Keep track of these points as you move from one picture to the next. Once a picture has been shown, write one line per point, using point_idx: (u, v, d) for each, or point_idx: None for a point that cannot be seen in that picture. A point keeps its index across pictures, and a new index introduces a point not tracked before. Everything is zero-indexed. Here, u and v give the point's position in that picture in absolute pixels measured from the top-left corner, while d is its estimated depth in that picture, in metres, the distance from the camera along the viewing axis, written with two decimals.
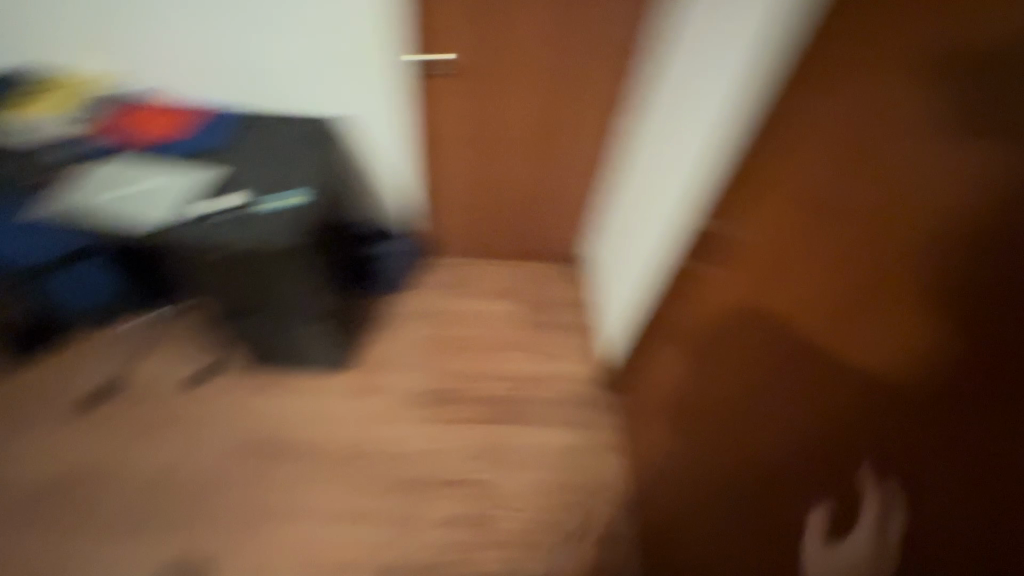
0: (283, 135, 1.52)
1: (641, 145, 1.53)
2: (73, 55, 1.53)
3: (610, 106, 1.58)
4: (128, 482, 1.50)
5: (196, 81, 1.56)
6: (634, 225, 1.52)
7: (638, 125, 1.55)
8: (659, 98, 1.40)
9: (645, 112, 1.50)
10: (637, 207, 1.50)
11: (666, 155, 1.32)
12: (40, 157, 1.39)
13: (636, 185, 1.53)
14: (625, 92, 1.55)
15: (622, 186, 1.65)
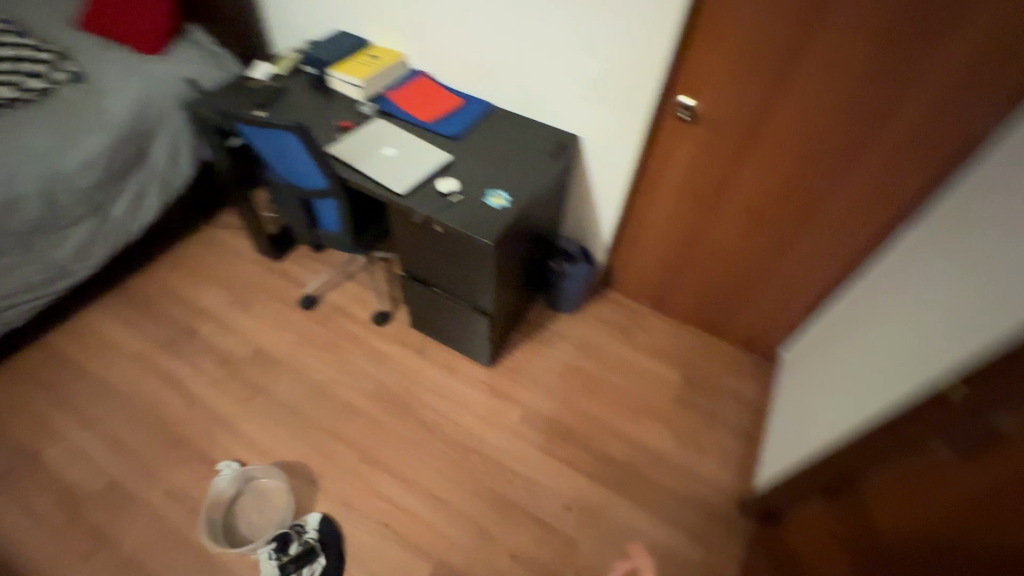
0: (512, 139, 1.58)
1: (886, 282, 1.35)
2: (362, 30, 1.75)
3: (864, 215, 1.37)
4: (288, 382, 1.73)
5: (453, 69, 1.68)
6: (843, 359, 1.38)
7: (898, 256, 1.35)
8: (933, 252, 1.19)
9: (912, 248, 1.30)
10: (854, 346, 1.35)
11: (911, 318, 1.15)
12: (320, 106, 1.63)
13: (861, 319, 1.38)
14: (887, 207, 1.34)
15: (848, 308, 1.50)
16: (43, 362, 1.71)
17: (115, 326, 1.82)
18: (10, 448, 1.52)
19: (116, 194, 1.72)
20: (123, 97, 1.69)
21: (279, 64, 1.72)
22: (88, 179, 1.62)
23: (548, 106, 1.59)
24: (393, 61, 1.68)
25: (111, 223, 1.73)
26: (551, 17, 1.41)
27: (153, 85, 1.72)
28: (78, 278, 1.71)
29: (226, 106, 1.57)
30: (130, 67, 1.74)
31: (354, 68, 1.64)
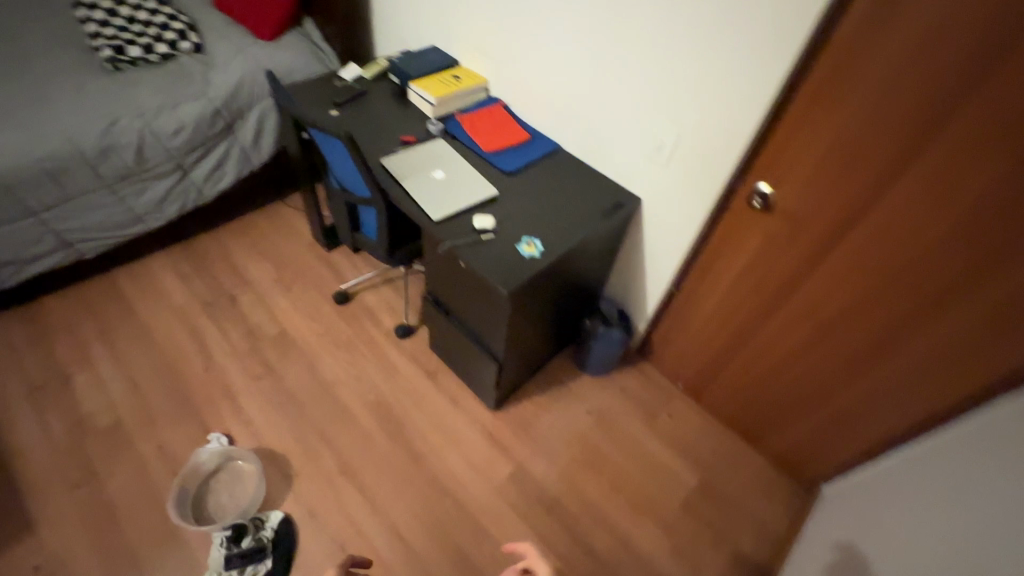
0: (569, 186, 1.50)
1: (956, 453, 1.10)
2: (454, 50, 1.76)
3: (945, 363, 1.15)
4: (299, 372, 1.76)
5: (528, 104, 1.63)
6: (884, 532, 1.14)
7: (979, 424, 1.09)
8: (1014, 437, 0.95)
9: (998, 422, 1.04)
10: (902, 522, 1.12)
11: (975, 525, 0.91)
12: (392, 115, 1.65)
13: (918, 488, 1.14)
14: (974, 361, 1.11)
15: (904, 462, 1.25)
16: (102, 294, 1.86)
17: (170, 277, 1.96)
18: (49, 366, 1.66)
19: (199, 159, 1.84)
20: (227, 75, 1.82)
21: (367, 68, 1.77)
22: (178, 142, 1.76)
23: (615, 160, 1.49)
24: (472, 85, 1.67)
25: (189, 184, 1.86)
26: (633, 74, 1.31)
27: (255, 68, 1.84)
28: (150, 226, 1.85)
29: (307, 100, 1.64)
30: (242, 48, 1.87)
31: (432, 85, 1.64)
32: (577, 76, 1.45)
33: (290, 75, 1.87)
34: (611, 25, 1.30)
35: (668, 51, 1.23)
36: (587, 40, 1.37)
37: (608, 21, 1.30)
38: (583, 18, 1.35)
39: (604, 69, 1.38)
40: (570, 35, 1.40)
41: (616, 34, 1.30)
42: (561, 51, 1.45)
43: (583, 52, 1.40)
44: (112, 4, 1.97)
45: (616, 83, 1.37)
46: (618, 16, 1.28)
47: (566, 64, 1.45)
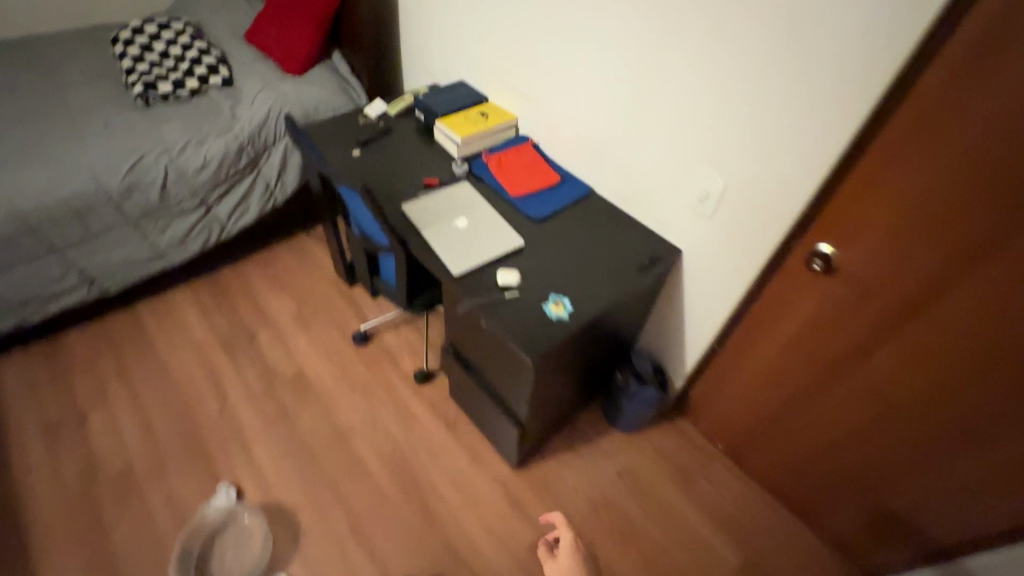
0: (602, 234, 1.39)
1: None
2: (484, 86, 1.69)
3: None
4: (313, 417, 1.68)
5: (561, 144, 1.53)
6: None
7: None
8: None
9: None
10: None
11: None
12: (416, 155, 1.57)
13: None
14: None
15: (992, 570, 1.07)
16: (124, 329, 1.85)
17: (192, 312, 1.93)
18: (68, 404, 1.64)
19: (223, 195, 1.82)
20: (254, 110, 1.79)
21: (394, 105, 1.71)
22: (202, 178, 1.74)
23: (654, 207, 1.37)
24: (500, 123, 1.58)
25: (212, 219, 1.84)
26: (678, 116, 1.20)
27: (281, 103, 1.80)
28: (172, 261, 1.83)
29: (330, 139, 1.58)
30: (269, 83, 1.84)
31: (458, 124, 1.56)
32: (614, 117, 1.34)
33: (315, 110, 1.83)
34: (653, 65, 1.19)
35: (717, 95, 1.10)
36: (626, 81, 1.26)
37: (650, 61, 1.19)
38: (622, 57, 1.24)
39: (644, 111, 1.26)
40: (607, 74, 1.30)
41: (658, 75, 1.19)
42: (598, 91, 1.34)
43: (621, 92, 1.29)
44: (147, 39, 1.98)
45: (657, 127, 1.25)
46: (661, 56, 1.16)
47: (603, 104, 1.35)
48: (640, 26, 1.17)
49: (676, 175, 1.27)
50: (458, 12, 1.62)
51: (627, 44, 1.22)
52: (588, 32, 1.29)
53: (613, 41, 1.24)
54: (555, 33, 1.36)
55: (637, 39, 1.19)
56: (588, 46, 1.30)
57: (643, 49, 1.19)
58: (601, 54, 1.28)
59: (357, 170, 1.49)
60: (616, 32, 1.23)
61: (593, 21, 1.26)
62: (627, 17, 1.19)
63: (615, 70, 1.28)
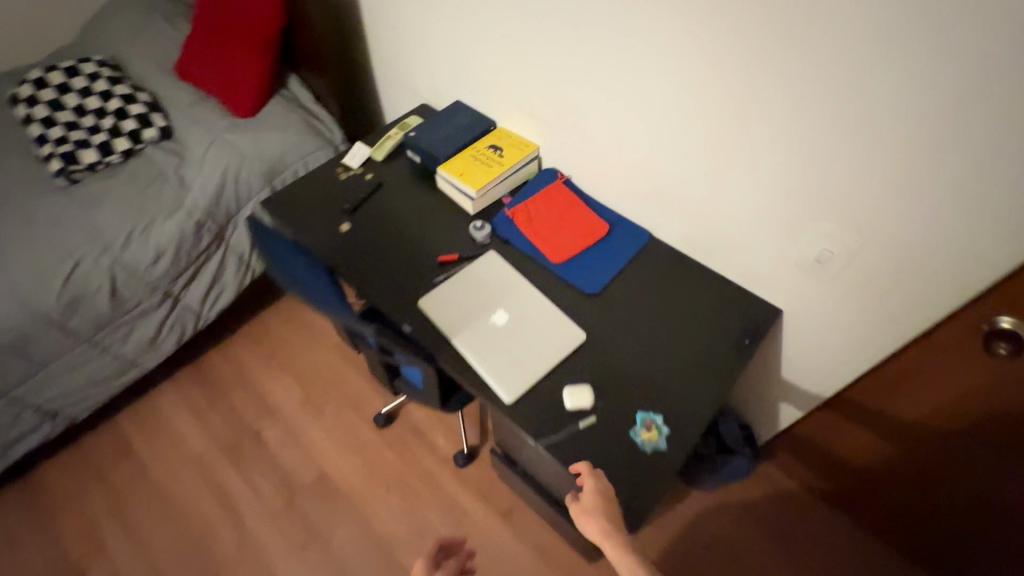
0: (679, 298, 1.08)
1: None
2: (490, 108, 1.32)
3: None
4: (348, 532, 1.45)
5: (603, 181, 1.19)
6: None
7: None
8: None
9: None
10: None
11: None
12: (421, 216, 1.23)
13: None
14: None
15: None
16: (106, 452, 1.58)
17: (182, 415, 1.65)
18: (60, 562, 1.40)
19: (190, 280, 1.50)
20: (205, 174, 1.43)
21: (379, 146, 1.34)
22: (159, 270, 1.41)
23: (743, 262, 1.05)
24: (519, 160, 1.24)
25: (182, 310, 1.52)
26: (782, 156, 0.87)
27: (237, 160, 1.43)
28: (147, 367, 1.53)
29: (308, 211, 1.24)
30: (217, 134, 1.47)
31: (466, 170, 1.22)
32: (681, 155, 1.00)
33: (281, 162, 1.47)
34: (747, 90, 0.85)
35: (854, 132, 0.78)
36: (702, 109, 0.92)
37: (742, 84, 0.85)
38: (696, 78, 0.89)
39: (729, 147, 0.92)
40: (670, 100, 0.94)
41: (755, 103, 0.85)
42: (656, 120, 0.99)
43: (694, 124, 0.94)
44: (54, 92, 1.57)
45: (749, 168, 0.92)
46: (762, 77, 0.82)
47: (663, 136, 1.00)
48: (727, 36, 0.82)
49: (777, 228, 0.95)
50: (446, 18, 1.23)
51: (704, 61, 0.87)
52: (640, 44, 0.92)
53: (680, 57, 0.89)
54: (590, 46, 0.99)
55: (720, 53, 0.84)
56: (640, 61, 0.94)
57: (730, 67, 0.84)
58: (661, 72, 0.92)
59: (351, 254, 1.16)
60: (686, 44, 0.87)
61: (648, 29, 0.90)
62: (705, 22, 0.83)
63: (683, 95, 0.92)
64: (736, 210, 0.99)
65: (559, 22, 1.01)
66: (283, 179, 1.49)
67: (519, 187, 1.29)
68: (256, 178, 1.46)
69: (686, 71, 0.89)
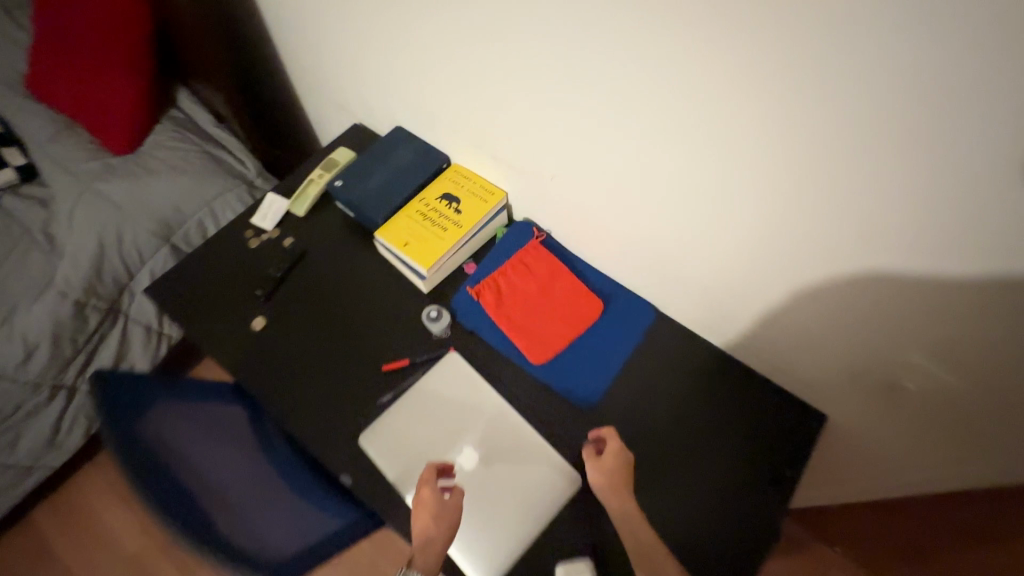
0: (698, 403, 0.83)
1: None
2: (441, 139, 1.00)
3: None
4: None
5: (594, 243, 0.91)
6: None
7: None
8: None
9: None
10: None
11: None
12: (359, 299, 0.94)
13: None
14: None
15: None
16: (22, 556, 1.35)
17: (110, 505, 1.41)
18: None
19: (85, 365, 1.20)
20: (75, 240, 1.09)
21: (297, 199, 1.03)
22: (36, 366, 1.11)
23: (784, 363, 0.80)
24: (483, 217, 0.94)
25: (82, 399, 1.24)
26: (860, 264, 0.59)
27: (115, 220, 1.10)
28: (51, 466, 1.27)
29: (208, 304, 0.94)
30: (84, 183, 1.11)
31: (413, 237, 0.93)
32: (705, 236, 0.72)
33: (177, 215, 1.15)
34: (819, 173, 0.55)
35: (977, 254, 0.51)
36: (742, 189, 0.62)
37: (812, 164, 0.55)
38: (738, 147, 0.59)
39: (778, 241, 0.64)
40: (695, 170, 0.65)
41: (828, 192, 0.56)
42: (670, 191, 0.70)
43: (727, 204, 0.65)
44: None
45: (804, 269, 0.65)
46: (850, 160, 0.52)
47: (679, 212, 0.71)
48: (798, 94, 0.51)
49: (837, 338, 0.70)
50: (368, 23, 0.88)
51: (752, 126, 0.56)
52: (650, 91, 0.61)
53: (714, 115, 0.58)
54: (574, 85, 0.67)
55: (780, 118, 0.54)
56: (648, 114, 0.63)
57: (796, 140, 0.54)
58: (681, 133, 0.62)
59: (268, 367, 0.88)
60: (724, 99, 0.56)
61: (663, 72, 0.58)
62: (760, 72, 0.52)
63: (716, 166, 0.62)
64: (781, 309, 0.72)
65: (525, 48, 0.69)
66: (185, 233, 1.17)
67: (486, 246, 1.00)
68: (147, 238, 1.13)
69: (723, 137, 0.59)
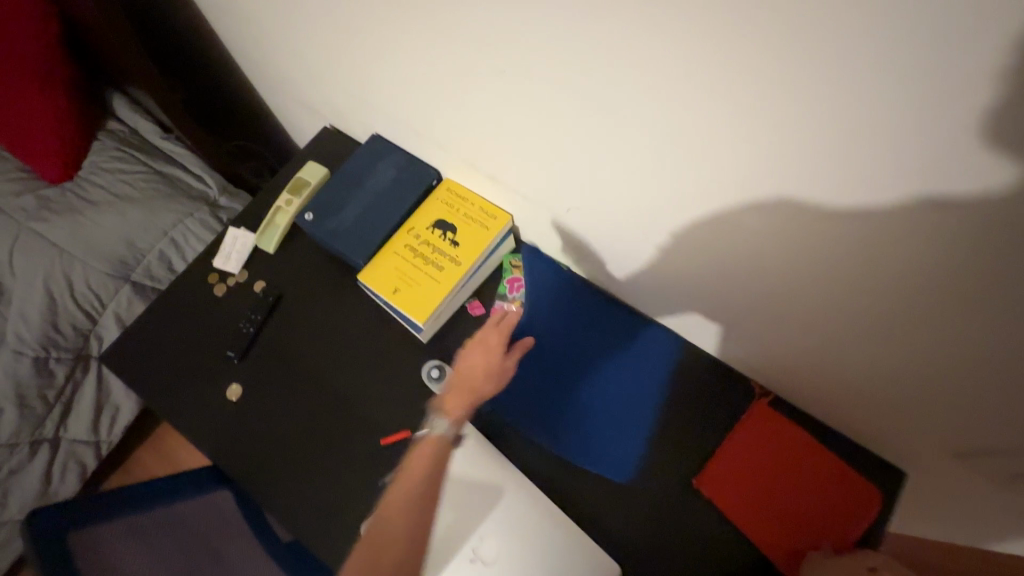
0: (729, 455, 0.71)
1: None
2: (427, 149, 0.83)
3: None
4: None
5: (622, 273, 0.77)
6: None
7: None
8: None
9: None
10: None
11: None
12: (346, 353, 0.81)
13: None
14: None
15: None
16: None
17: None
18: None
19: (64, 415, 1.10)
20: (18, 293, 0.95)
21: (265, 231, 0.87)
22: (4, 428, 1.00)
23: (854, 417, 0.68)
24: (485, 248, 0.78)
25: (67, 448, 1.15)
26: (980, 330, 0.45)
27: (61, 264, 0.95)
28: None
29: (175, 368, 0.81)
30: (15, 224, 0.95)
31: (402, 279, 0.77)
32: (773, 289, 0.58)
33: (131, 250, 0.99)
34: (933, 241, 0.41)
35: None
36: (825, 247, 0.48)
37: (923, 228, 0.40)
38: (820, 201, 0.44)
39: (873, 306, 0.50)
40: (764, 220, 0.50)
41: (953, 272, 0.41)
42: (726, 239, 0.56)
43: (805, 262, 0.51)
44: None
45: (904, 338, 0.51)
46: (981, 229, 0.37)
47: (735, 260, 0.58)
48: (903, 146, 0.37)
49: (929, 399, 0.57)
50: (324, 16, 0.70)
51: (848, 182, 0.41)
52: (707, 131, 0.46)
53: (780, 162, 0.44)
54: (599, 113, 0.52)
55: (896, 181, 0.39)
56: (701, 156, 0.49)
57: (913, 204, 0.39)
58: (746, 179, 0.47)
59: (249, 444, 0.76)
60: (814, 149, 0.41)
61: (720, 109, 0.43)
62: (868, 117, 0.37)
63: (791, 218, 0.48)
64: (855, 362, 0.59)
65: (526, 62, 0.53)
66: (147, 268, 1.02)
67: (492, 276, 0.84)
68: (102, 281, 0.99)
69: (808, 189, 0.44)
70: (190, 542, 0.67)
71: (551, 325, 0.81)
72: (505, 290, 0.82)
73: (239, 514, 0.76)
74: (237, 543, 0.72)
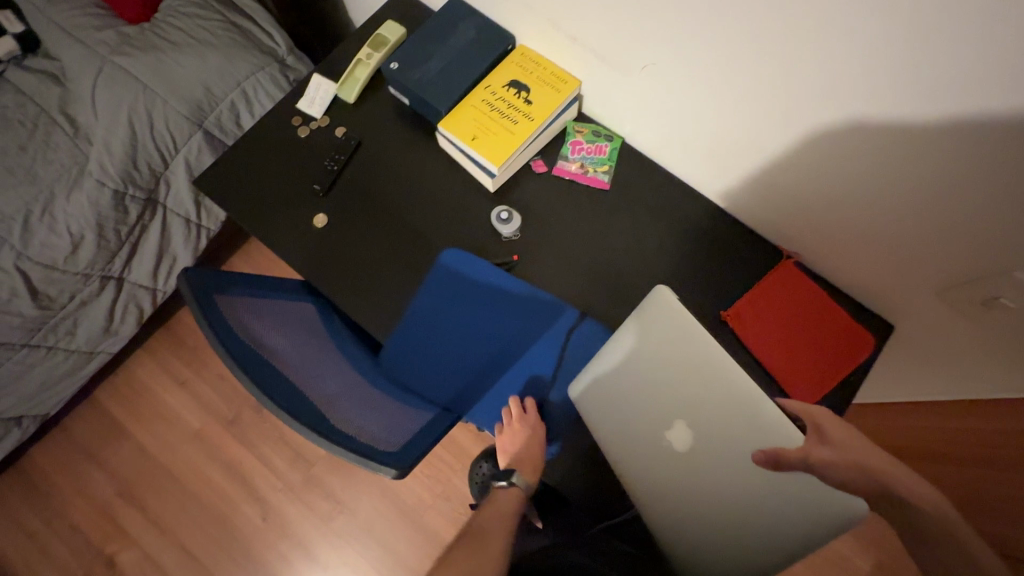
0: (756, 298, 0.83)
1: None
2: (504, 16, 0.89)
3: None
4: (375, 508, 1.40)
5: (672, 144, 0.87)
6: None
7: None
8: None
9: None
10: None
11: None
12: (422, 195, 0.91)
13: None
14: None
15: None
16: (97, 432, 1.47)
17: (168, 388, 1.50)
18: (84, 548, 1.38)
19: (130, 257, 1.18)
20: (101, 124, 1.02)
21: (346, 82, 0.94)
22: (84, 257, 1.09)
23: (857, 271, 0.81)
24: (556, 108, 0.87)
25: (131, 289, 1.23)
26: (971, 146, 0.57)
27: (144, 99, 1.03)
28: (110, 353, 1.30)
29: (266, 194, 0.90)
30: (98, 57, 1.02)
31: (479, 129, 0.86)
32: (813, 132, 0.68)
33: (207, 96, 1.07)
34: (945, 56, 0.52)
35: None
36: (858, 80, 0.59)
37: (939, 43, 0.52)
38: (861, 28, 0.55)
39: (889, 138, 0.62)
40: (825, 59, 0.60)
41: (966, 81, 0.53)
42: (785, 86, 0.66)
43: (849, 99, 0.62)
44: None
45: (907, 169, 0.63)
46: (983, 33, 0.49)
47: (781, 107, 0.68)
48: None
49: (922, 237, 0.69)
50: None
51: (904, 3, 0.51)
52: None
53: None
54: None
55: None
56: None
57: (948, 23, 0.50)
58: (822, 12, 0.56)
59: (337, 261, 0.87)
60: None
61: None
62: None
63: (846, 50, 0.58)
64: (862, 208, 0.72)
65: None
66: (218, 117, 1.10)
67: (554, 140, 0.94)
68: (179, 123, 1.07)
69: (861, 17, 0.54)
70: (298, 327, 0.79)
71: (606, 187, 0.91)
72: (567, 151, 0.92)
73: (320, 314, 0.87)
74: (323, 333, 0.83)
